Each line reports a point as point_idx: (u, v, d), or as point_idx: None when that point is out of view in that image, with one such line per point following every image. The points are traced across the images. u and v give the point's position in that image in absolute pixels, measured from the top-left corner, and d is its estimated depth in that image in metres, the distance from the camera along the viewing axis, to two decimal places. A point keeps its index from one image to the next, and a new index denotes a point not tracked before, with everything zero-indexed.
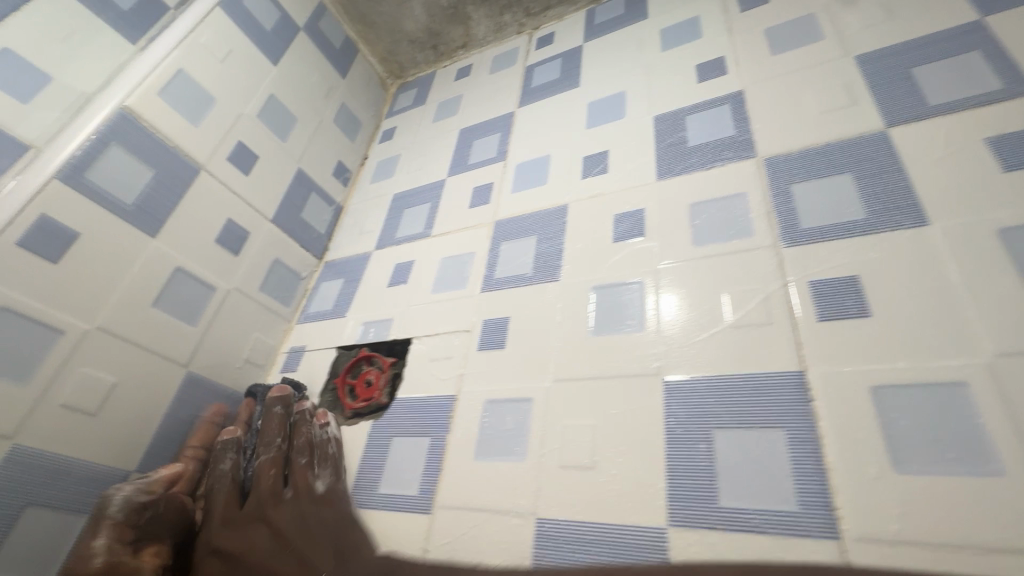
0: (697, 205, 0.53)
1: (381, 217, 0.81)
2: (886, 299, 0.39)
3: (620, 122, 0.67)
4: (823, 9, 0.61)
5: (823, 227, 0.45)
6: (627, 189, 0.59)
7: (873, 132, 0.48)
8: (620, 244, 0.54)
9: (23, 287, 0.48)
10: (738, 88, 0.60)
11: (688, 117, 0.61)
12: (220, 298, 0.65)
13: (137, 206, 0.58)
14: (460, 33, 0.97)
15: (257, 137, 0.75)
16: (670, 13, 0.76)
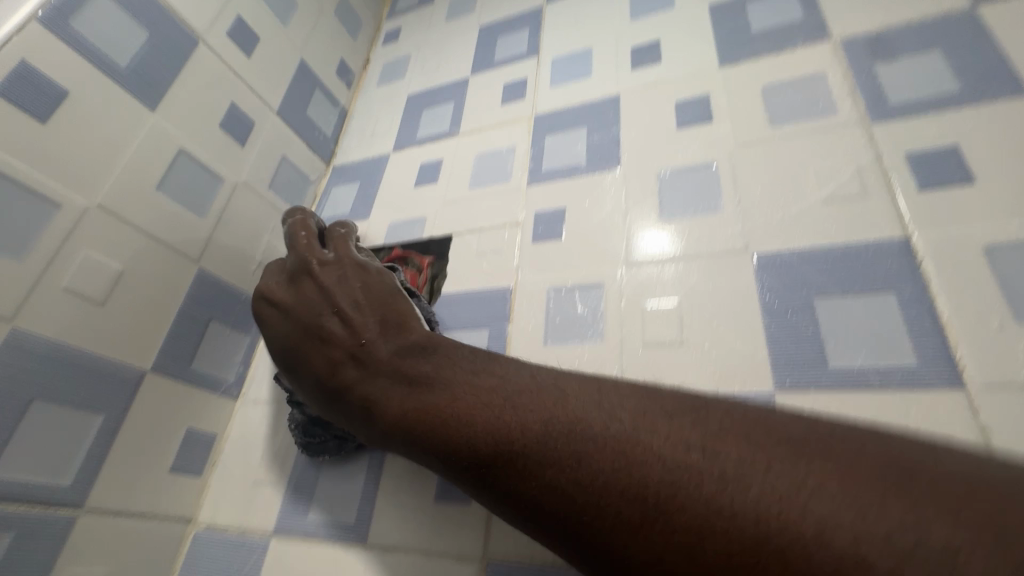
0: (770, 87, 0.50)
1: (395, 119, 0.74)
2: (994, 164, 0.38)
3: (670, 11, 0.62)
4: None
5: (915, 101, 0.43)
6: (687, 76, 0.55)
7: (959, 8, 0.46)
8: (687, 130, 0.51)
9: (8, 144, 0.41)
10: None
11: (748, 4, 0.57)
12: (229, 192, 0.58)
13: (132, 70, 0.50)
14: None
15: (256, 15, 0.65)
16: None
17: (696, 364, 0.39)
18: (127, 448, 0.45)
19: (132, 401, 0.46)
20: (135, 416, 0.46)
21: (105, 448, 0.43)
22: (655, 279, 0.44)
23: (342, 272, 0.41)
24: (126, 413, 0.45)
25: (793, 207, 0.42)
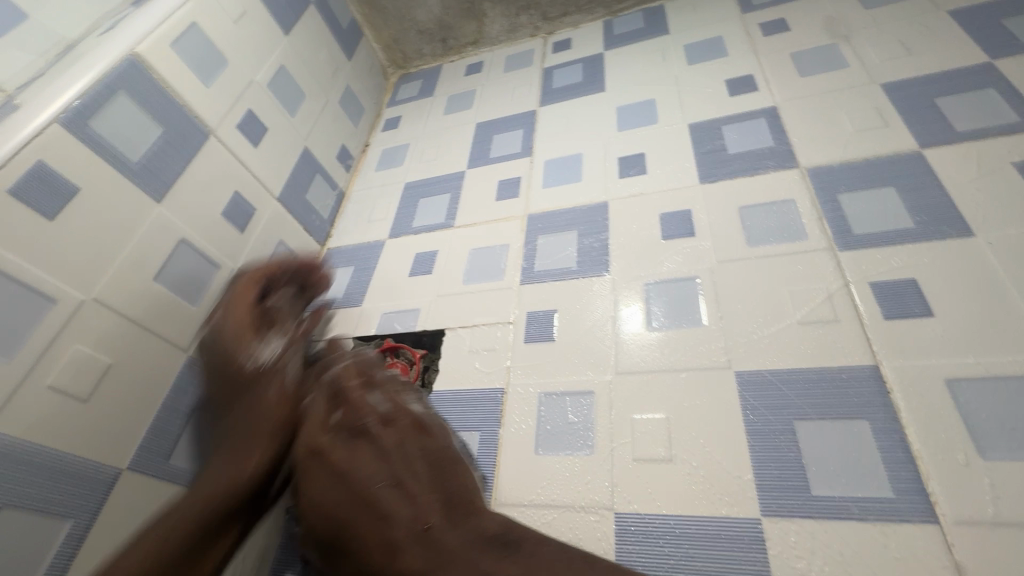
0: (745, 207, 0.54)
1: (392, 205, 0.77)
2: (948, 299, 0.42)
3: (654, 127, 0.68)
4: (844, 40, 0.66)
5: (875, 234, 0.47)
6: (671, 189, 0.60)
7: (909, 151, 0.52)
8: (671, 242, 0.55)
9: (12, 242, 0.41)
10: (772, 103, 0.63)
11: (724, 127, 0.63)
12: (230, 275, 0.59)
13: (143, 165, 0.52)
14: (472, 29, 0.96)
15: (266, 108, 0.69)
16: (694, 30, 0.79)
17: (684, 483, 0.40)
18: (93, 557, 0.42)
19: (109, 495, 0.44)
20: (105, 516, 0.43)
21: (69, 557, 0.40)
22: (643, 390, 0.45)
23: (401, 428, 0.38)
24: (95, 517, 0.42)
25: (771, 326, 0.45)
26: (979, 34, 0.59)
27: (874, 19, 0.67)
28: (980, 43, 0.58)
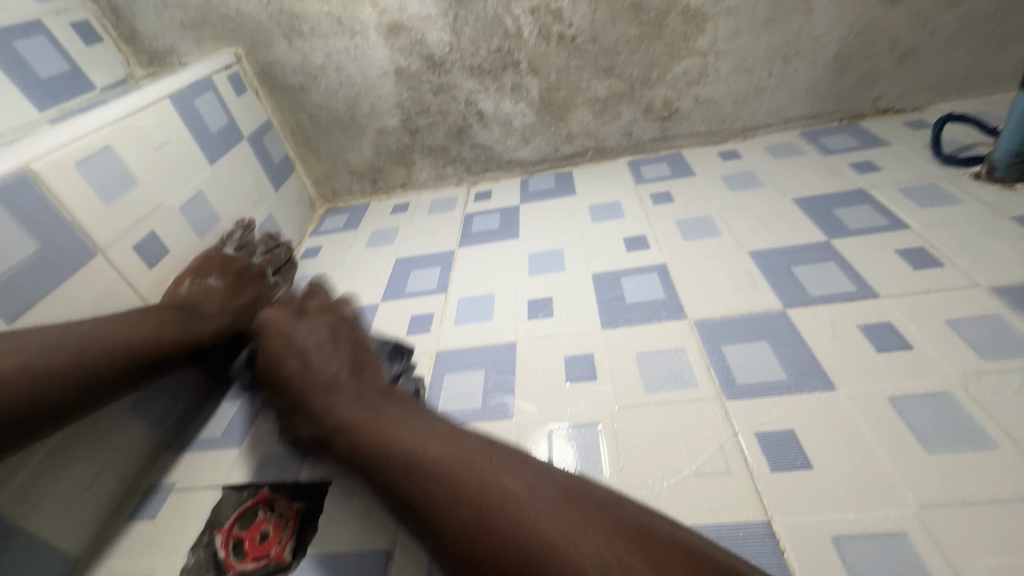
0: (642, 354, 0.57)
1: None
2: (823, 451, 0.44)
3: (561, 274, 0.73)
4: (717, 213, 0.78)
5: (755, 385, 0.51)
6: (576, 332, 0.62)
7: (776, 310, 0.59)
8: (575, 386, 0.55)
9: None
10: (662, 261, 0.71)
11: (622, 279, 0.69)
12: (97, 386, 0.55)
13: (0, 281, 0.47)
14: (402, 174, 1.04)
15: (173, 231, 0.67)
16: (596, 194, 0.91)
17: None
18: None
19: None
20: None
21: None
22: None
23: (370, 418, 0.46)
24: None
25: (668, 478, 0.45)
26: (817, 217, 0.72)
27: (737, 199, 0.80)
28: (819, 225, 0.70)
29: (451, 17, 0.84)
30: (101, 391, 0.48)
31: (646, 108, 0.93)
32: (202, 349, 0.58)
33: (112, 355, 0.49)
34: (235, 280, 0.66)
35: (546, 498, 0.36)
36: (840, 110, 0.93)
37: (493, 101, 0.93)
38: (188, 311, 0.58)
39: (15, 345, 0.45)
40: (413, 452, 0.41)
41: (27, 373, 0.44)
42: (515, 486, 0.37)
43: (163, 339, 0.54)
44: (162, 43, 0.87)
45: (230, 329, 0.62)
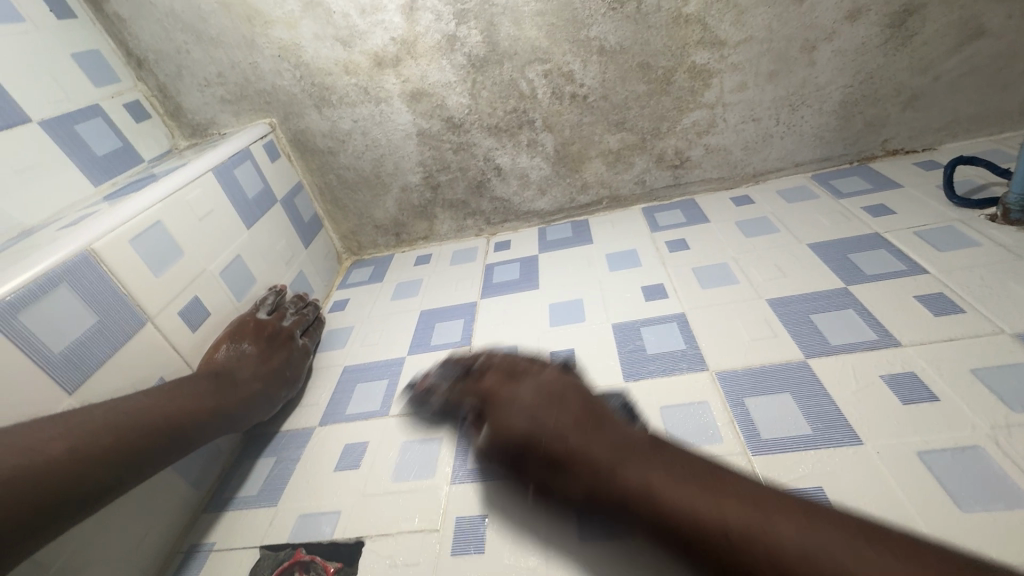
0: (666, 407, 0.58)
1: (328, 389, 0.76)
2: (852, 508, 0.44)
3: (583, 324, 0.75)
4: (733, 260, 0.79)
5: (779, 439, 0.51)
6: (599, 385, 0.64)
7: (797, 360, 0.59)
8: None
9: None
10: (680, 310, 0.72)
11: (642, 329, 0.71)
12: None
13: (64, 355, 0.51)
14: (424, 227, 1.08)
15: (215, 295, 0.71)
16: (614, 242, 0.93)
17: None
18: None
19: None
20: None
21: None
22: None
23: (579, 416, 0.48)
24: None
25: None
26: (834, 263, 0.73)
27: (753, 245, 0.82)
28: (835, 271, 0.71)
29: (470, 82, 0.89)
30: (146, 463, 0.51)
31: (658, 157, 0.97)
32: (238, 416, 0.61)
33: (156, 430, 0.52)
34: (267, 345, 0.70)
35: (792, 520, 0.35)
36: (849, 153, 0.95)
37: (510, 156, 0.98)
38: (223, 380, 0.62)
39: (68, 421, 0.47)
40: (696, 504, 0.38)
41: (86, 448, 0.46)
42: (749, 513, 0.36)
43: (204, 410, 0.57)
44: (203, 116, 0.95)
45: (263, 394, 0.65)
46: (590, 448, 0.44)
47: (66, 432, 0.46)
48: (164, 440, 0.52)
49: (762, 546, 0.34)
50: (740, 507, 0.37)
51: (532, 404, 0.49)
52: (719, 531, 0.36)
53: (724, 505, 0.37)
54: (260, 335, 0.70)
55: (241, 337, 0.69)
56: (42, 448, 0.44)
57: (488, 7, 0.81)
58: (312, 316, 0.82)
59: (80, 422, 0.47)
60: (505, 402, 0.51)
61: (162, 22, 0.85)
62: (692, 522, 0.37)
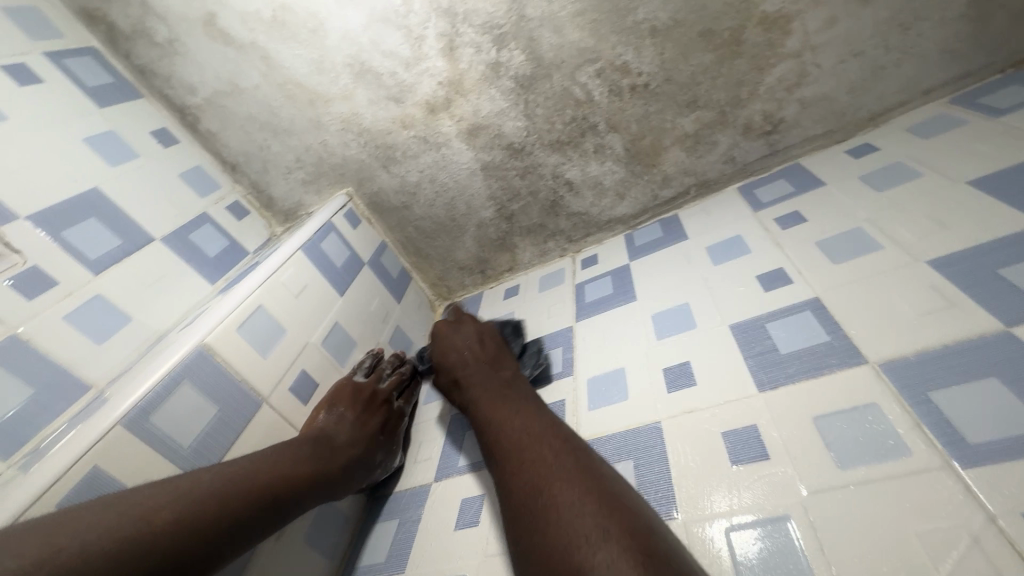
0: (822, 416, 0.48)
1: (438, 441, 0.75)
2: None
3: (695, 331, 0.66)
4: (868, 222, 0.66)
5: (997, 442, 0.39)
6: (729, 400, 0.54)
7: (995, 331, 0.45)
8: (744, 468, 0.47)
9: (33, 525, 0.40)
10: (813, 295, 0.60)
11: (769, 325, 0.60)
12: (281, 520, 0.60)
13: (194, 448, 0.54)
14: (506, 259, 1.06)
15: (320, 365, 0.74)
16: (712, 232, 0.83)
17: None
18: None
19: None
20: None
21: None
22: None
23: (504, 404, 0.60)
24: None
25: None
26: (1015, 196, 0.57)
27: (891, 198, 0.67)
28: (1021, 207, 0.55)
29: (522, 104, 0.86)
30: (246, 528, 0.49)
31: (745, 128, 0.86)
32: (335, 484, 0.59)
33: (260, 496, 0.50)
34: (362, 407, 0.70)
35: (619, 567, 0.37)
36: (998, 59, 0.76)
37: (579, 168, 0.92)
38: (322, 445, 0.61)
39: (173, 487, 0.46)
40: (551, 522, 0.43)
41: (190, 516, 0.45)
42: (586, 545, 0.39)
43: (303, 476, 0.56)
44: (292, 201, 1.03)
45: (360, 460, 0.64)
46: (498, 419, 0.58)
47: (174, 499, 0.45)
48: (269, 506, 0.51)
49: (578, 572, 0.38)
50: (582, 531, 0.41)
51: (480, 353, 0.72)
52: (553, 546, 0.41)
53: (585, 529, 0.41)
54: (357, 398, 0.70)
55: (337, 400, 0.69)
56: (149, 518, 0.43)
57: (524, 24, 0.79)
58: (405, 374, 0.82)
59: (179, 488, 0.47)
60: (440, 337, 0.78)
61: (244, 126, 0.95)
62: (545, 534, 0.43)
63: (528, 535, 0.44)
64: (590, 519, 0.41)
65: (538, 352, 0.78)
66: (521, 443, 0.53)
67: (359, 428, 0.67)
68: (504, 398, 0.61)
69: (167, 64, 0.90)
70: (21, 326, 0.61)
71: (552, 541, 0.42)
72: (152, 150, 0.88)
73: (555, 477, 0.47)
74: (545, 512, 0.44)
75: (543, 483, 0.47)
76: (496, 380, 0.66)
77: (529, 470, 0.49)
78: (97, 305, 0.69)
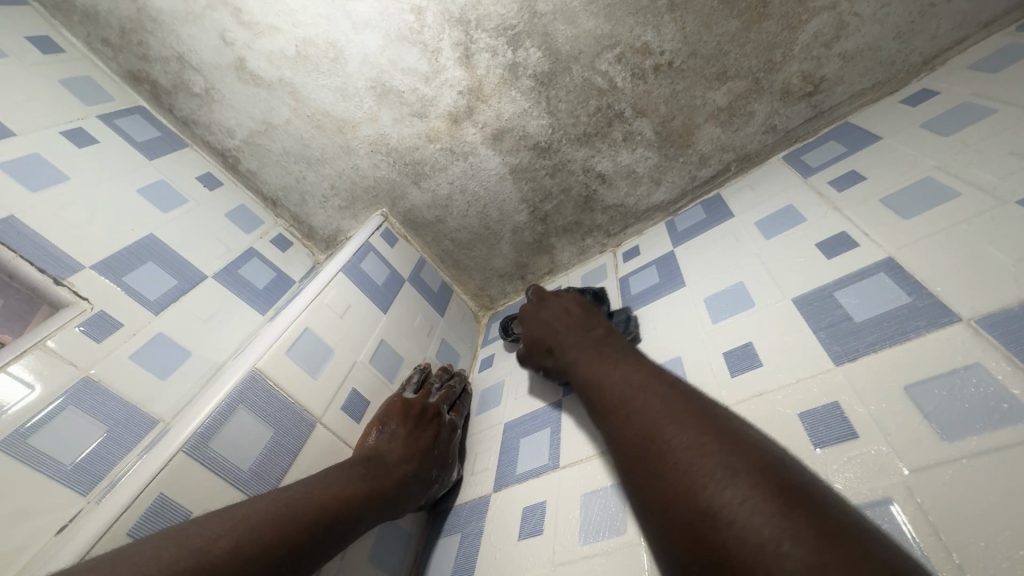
0: (913, 384, 0.42)
1: (494, 450, 0.73)
2: None
3: (753, 309, 0.61)
4: (938, 169, 0.59)
5: None
6: (802, 377, 0.50)
7: None
8: (829, 450, 0.43)
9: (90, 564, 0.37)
10: (884, 255, 0.55)
11: (837, 293, 0.55)
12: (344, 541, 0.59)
13: (253, 472, 0.55)
14: (546, 262, 1.04)
15: (370, 383, 0.75)
16: (760, 205, 0.78)
17: None
18: None
19: None
20: None
21: None
22: None
23: (606, 363, 0.56)
24: None
25: None
26: None
27: (962, 140, 0.60)
28: None
29: (544, 101, 0.85)
30: (306, 551, 0.46)
31: (783, 93, 0.81)
32: (393, 502, 0.58)
33: (316, 518, 0.49)
34: (414, 422, 0.68)
35: (762, 507, 0.31)
36: None
37: (610, 159, 0.90)
38: (376, 463, 0.60)
39: (229, 515, 0.45)
40: (677, 471, 0.37)
41: (248, 542, 0.43)
42: (713, 483, 0.34)
43: (358, 494, 0.54)
44: (331, 228, 1.06)
45: (415, 476, 0.62)
46: (601, 375, 0.54)
47: (231, 526, 0.43)
48: (327, 525, 0.49)
49: (724, 516, 0.32)
50: (712, 471, 0.35)
51: (577, 320, 0.68)
52: (683, 494, 0.35)
53: (713, 473, 0.35)
54: (407, 414, 0.68)
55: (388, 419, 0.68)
56: (208, 547, 0.41)
57: (537, 20, 0.78)
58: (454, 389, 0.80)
59: (235, 515, 0.45)
60: (535, 312, 0.76)
61: (280, 161, 0.99)
62: (669, 485, 0.37)
63: (651, 487, 0.38)
64: (721, 458, 0.35)
65: (628, 319, 0.74)
66: (625, 395, 0.48)
67: (412, 443, 0.65)
68: (607, 358, 0.56)
69: (206, 113, 0.95)
70: (91, 368, 0.64)
71: (679, 491, 0.36)
72: (199, 194, 0.93)
73: (667, 422, 0.42)
74: (671, 457, 0.38)
75: (656, 430, 0.41)
76: (598, 342, 0.61)
77: (636, 422, 0.44)
78: (159, 342, 0.72)
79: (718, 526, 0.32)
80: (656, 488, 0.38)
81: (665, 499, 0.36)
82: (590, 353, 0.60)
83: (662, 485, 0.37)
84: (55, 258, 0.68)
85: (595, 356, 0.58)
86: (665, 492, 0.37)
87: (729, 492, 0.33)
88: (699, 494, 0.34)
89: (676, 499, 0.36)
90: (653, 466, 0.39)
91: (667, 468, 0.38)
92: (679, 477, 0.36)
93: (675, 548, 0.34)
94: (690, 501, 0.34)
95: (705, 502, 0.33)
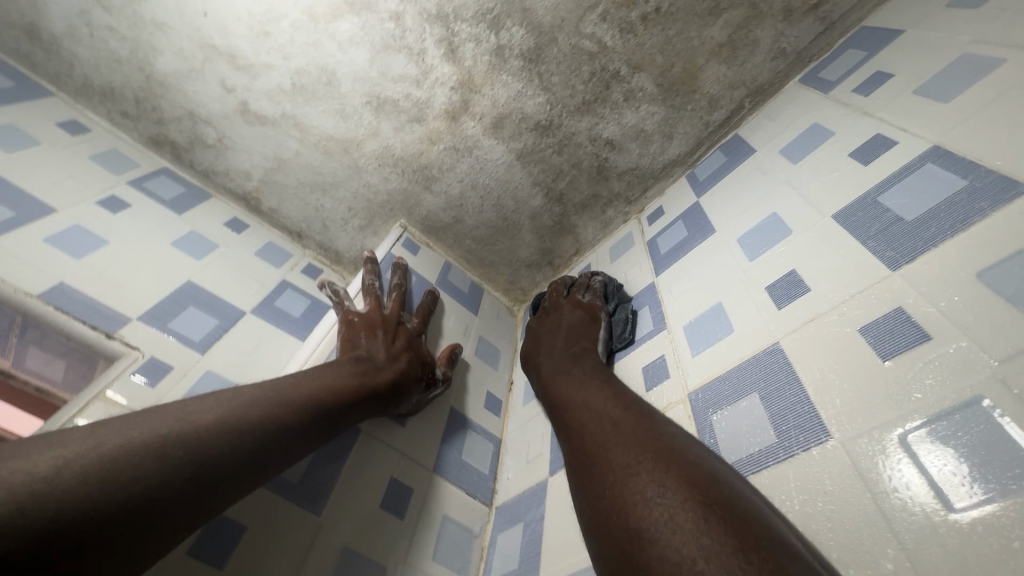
0: (989, 266, 0.37)
1: (544, 435, 0.70)
2: None
3: (791, 235, 0.57)
4: (974, 43, 0.53)
5: None
6: (856, 289, 0.45)
7: None
8: (902, 357, 0.38)
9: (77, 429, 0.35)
10: (928, 145, 0.49)
11: (881, 197, 0.50)
12: (404, 547, 0.57)
13: (304, 482, 0.55)
14: (570, 242, 1.02)
15: None
16: (782, 133, 0.72)
17: None
18: None
19: None
20: None
21: None
22: None
23: (582, 380, 0.58)
24: None
25: None
26: None
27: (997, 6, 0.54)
28: None
29: (537, 78, 0.83)
30: (294, 438, 0.46)
31: (785, 12, 0.75)
32: (381, 394, 0.59)
33: (306, 411, 0.48)
34: (394, 338, 0.69)
35: (682, 514, 0.33)
36: None
37: (615, 123, 0.87)
38: (363, 361, 0.61)
39: (215, 399, 0.43)
40: (614, 483, 0.39)
41: (237, 420, 0.42)
42: (647, 494, 0.36)
43: (349, 389, 0.55)
44: (356, 249, 1.08)
45: (402, 371, 0.64)
46: (574, 393, 0.56)
47: (216, 406, 0.42)
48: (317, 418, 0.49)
49: (646, 523, 0.34)
50: (645, 483, 0.37)
51: (567, 335, 0.69)
52: (615, 504, 0.37)
53: (645, 487, 0.36)
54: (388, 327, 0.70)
55: (370, 338, 0.68)
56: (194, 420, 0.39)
57: None
58: (424, 309, 0.84)
59: (220, 398, 0.43)
60: (536, 327, 0.79)
61: (297, 193, 1.02)
62: (607, 498, 0.38)
63: (593, 495, 0.41)
64: (653, 473, 0.37)
65: (626, 320, 0.72)
66: (588, 407, 0.51)
67: (394, 347, 0.67)
68: (582, 376, 0.59)
69: (222, 161, 1.00)
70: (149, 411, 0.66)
71: (616, 498, 0.38)
72: (228, 238, 0.97)
73: (613, 437, 0.44)
74: (611, 467, 0.41)
75: (605, 448, 0.44)
76: (572, 361, 0.63)
77: (592, 435, 0.47)
78: (208, 378, 0.74)
79: (644, 539, 0.33)
80: (595, 500, 0.40)
81: (600, 509, 0.39)
82: (566, 370, 0.62)
83: (601, 495, 0.39)
84: (104, 314, 0.72)
85: (573, 374, 0.60)
86: (603, 504, 0.39)
87: (644, 503, 0.35)
88: (624, 506, 0.36)
89: (608, 508, 0.38)
90: (598, 478, 0.42)
91: (606, 481, 0.40)
92: (611, 494, 0.38)
93: (606, 561, 0.35)
94: (618, 512, 0.36)
95: (631, 514, 0.35)
